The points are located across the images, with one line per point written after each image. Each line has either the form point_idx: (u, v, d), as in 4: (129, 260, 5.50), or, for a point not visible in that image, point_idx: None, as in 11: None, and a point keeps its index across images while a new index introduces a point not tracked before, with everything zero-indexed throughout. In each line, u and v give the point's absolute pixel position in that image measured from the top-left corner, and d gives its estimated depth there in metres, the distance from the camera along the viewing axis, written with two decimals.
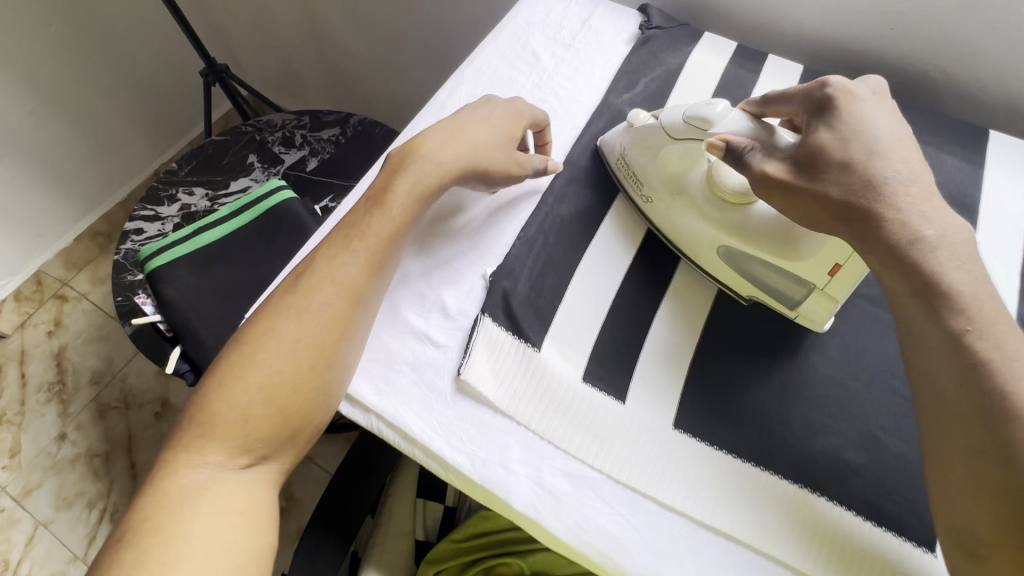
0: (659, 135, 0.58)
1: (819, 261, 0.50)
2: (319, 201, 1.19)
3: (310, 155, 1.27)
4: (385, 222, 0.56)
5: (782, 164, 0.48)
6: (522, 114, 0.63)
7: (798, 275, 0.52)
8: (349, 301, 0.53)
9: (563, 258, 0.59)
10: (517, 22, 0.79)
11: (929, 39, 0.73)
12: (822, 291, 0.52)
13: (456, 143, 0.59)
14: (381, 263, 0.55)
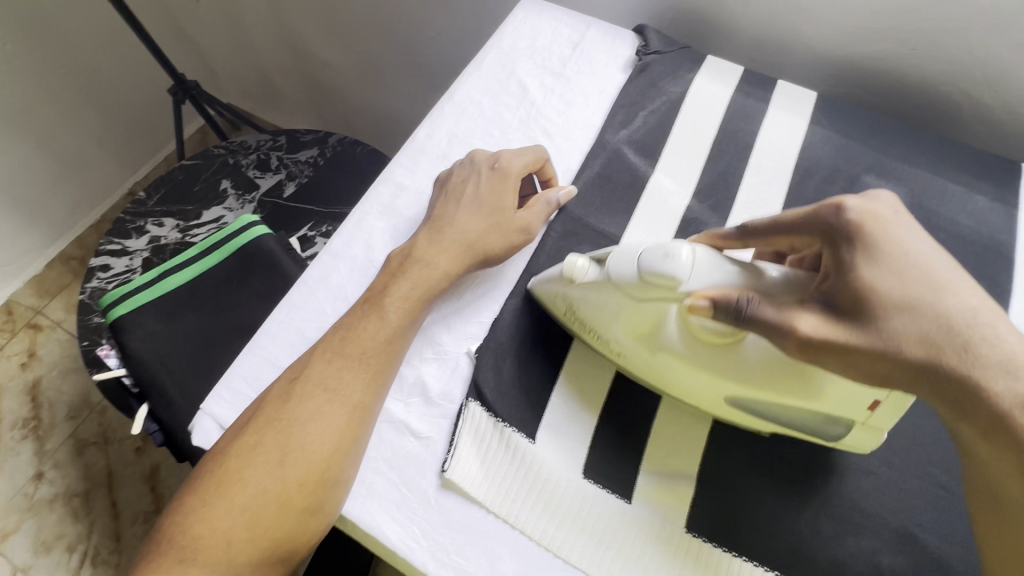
0: (616, 295, 0.47)
1: (854, 400, 0.42)
2: (298, 231, 1.12)
3: (288, 180, 1.19)
4: (382, 327, 0.51)
5: (820, 315, 0.40)
6: (508, 177, 0.58)
7: (830, 413, 0.44)
8: (345, 409, 0.47)
9: (554, 332, 0.54)
10: (502, 48, 0.72)
11: (953, 61, 0.67)
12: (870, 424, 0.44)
13: (449, 235, 0.56)
14: (382, 367, 0.50)
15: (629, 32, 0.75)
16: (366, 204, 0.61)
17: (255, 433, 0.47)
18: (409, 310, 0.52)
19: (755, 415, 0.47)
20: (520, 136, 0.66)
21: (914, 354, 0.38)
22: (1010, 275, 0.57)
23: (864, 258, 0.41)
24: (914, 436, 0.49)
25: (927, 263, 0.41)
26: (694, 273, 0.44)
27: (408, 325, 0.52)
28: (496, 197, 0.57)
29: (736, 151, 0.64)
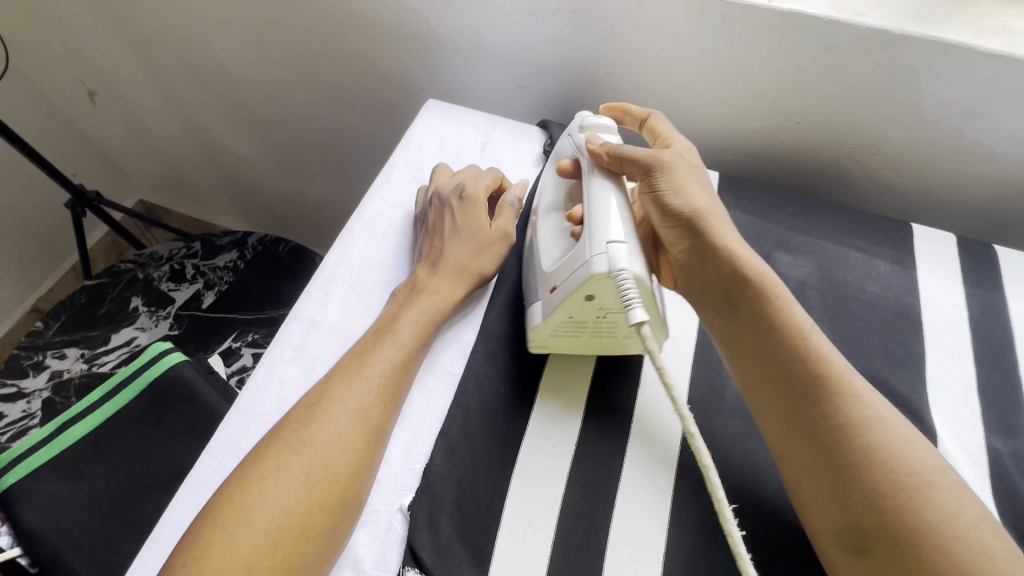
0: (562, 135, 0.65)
1: (552, 277, 0.53)
2: (220, 343, 1.04)
3: (206, 289, 1.12)
4: (395, 347, 0.51)
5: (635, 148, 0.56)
6: (479, 199, 0.61)
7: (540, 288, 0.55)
8: (365, 430, 0.47)
9: (493, 463, 0.51)
10: (409, 158, 0.72)
11: (833, 130, 0.72)
12: (541, 305, 0.54)
13: (447, 263, 0.58)
14: (396, 391, 0.50)
15: (535, 127, 0.76)
16: (278, 347, 0.57)
17: (276, 454, 0.44)
18: (421, 331, 0.53)
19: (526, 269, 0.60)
20: None
21: (731, 269, 0.51)
22: (922, 338, 0.59)
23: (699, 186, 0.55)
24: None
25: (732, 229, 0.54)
26: (600, 128, 0.60)
27: (421, 342, 0.53)
28: (474, 214, 0.60)
29: None
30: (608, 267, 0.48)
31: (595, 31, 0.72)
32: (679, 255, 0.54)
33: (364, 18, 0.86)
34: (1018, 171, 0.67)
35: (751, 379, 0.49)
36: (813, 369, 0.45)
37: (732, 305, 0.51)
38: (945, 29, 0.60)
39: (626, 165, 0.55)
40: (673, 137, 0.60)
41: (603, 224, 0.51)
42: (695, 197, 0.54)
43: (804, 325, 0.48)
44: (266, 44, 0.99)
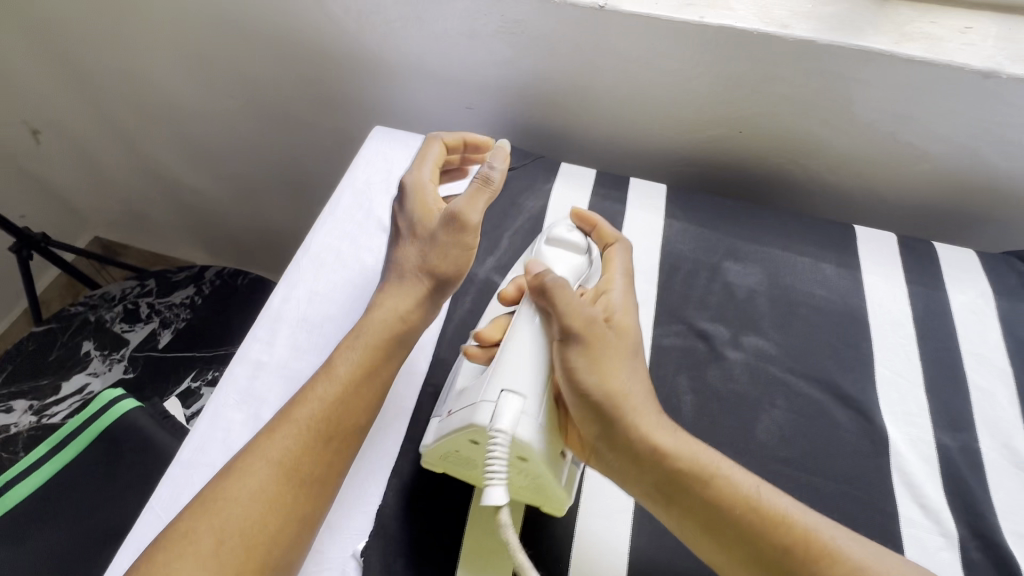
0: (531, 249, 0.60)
1: (454, 406, 0.48)
2: (178, 383, 1.00)
3: (161, 328, 1.08)
4: (328, 386, 0.49)
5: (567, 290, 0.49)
6: (415, 189, 0.57)
7: (445, 407, 0.50)
8: (290, 482, 0.45)
9: (451, 500, 0.50)
10: (356, 187, 0.71)
11: (774, 137, 0.73)
12: (437, 428, 0.48)
13: (395, 263, 0.55)
14: (330, 434, 0.48)
15: (484, 148, 0.76)
16: (223, 393, 0.55)
17: (192, 519, 0.43)
18: (357, 362, 0.50)
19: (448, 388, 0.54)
20: None
21: (661, 459, 0.44)
22: (869, 338, 0.60)
23: (631, 372, 0.48)
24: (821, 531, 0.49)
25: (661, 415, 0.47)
26: (564, 247, 0.56)
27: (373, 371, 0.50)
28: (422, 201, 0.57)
29: None
30: (487, 421, 0.43)
31: (536, 51, 0.72)
32: (592, 432, 0.46)
33: (309, 45, 0.85)
34: (950, 169, 0.70)
35: (714, 568, 0.43)
36: (775, 547, 0.41)
37: (665, 497, 0.44)
38: (868, 38, 0.62)
39: (554, 309, 0.48)
40: (616, 288, 0.54)
41: (506, 369, 0.46)
42: (622, 366, 0.47)
43: (754, 501, 0.42)
44: (210, 76, 0.97)
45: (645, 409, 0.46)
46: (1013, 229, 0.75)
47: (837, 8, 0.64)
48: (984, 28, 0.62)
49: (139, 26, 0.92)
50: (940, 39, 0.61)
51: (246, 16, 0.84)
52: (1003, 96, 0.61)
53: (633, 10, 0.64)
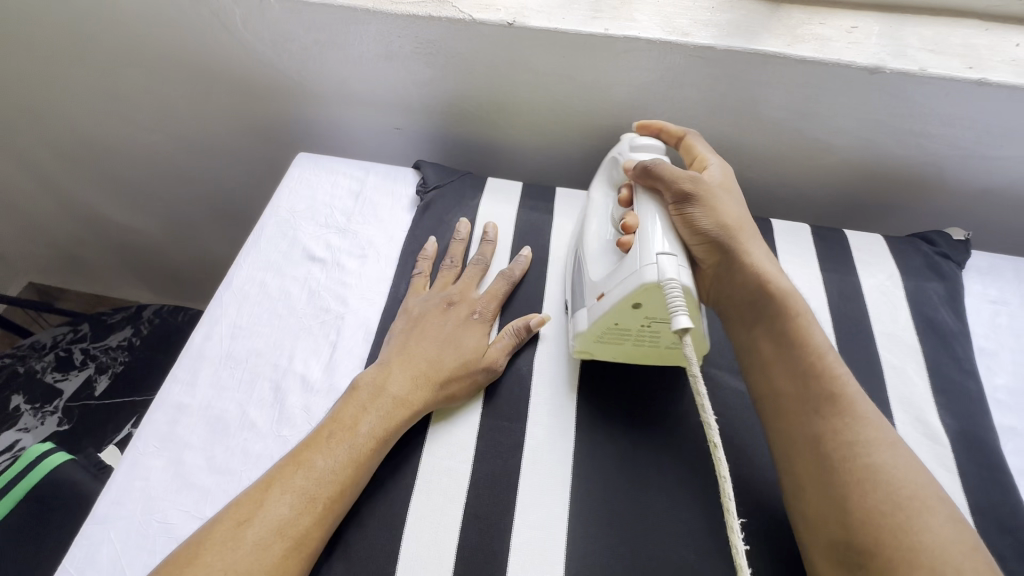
0: (609, 156, 0.64)
1: (598, 286, 0.53)
2: (119, 431, 0.94)
3: (98, 374, 1.01)
4: (349, 444, 0.48)
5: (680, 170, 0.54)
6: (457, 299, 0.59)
7: (590, 285, 0.55)
8: (294, 543, 0.43)
9: (382, 526, 0.48)
10: (279, 217, 0.69)
11: (693, 139, 0.76)
12: (593, 306, 0.53)
13: (427, 357, 0.54)
14: (341, 493, 0.46)
15: (410, 168, 0.76)
16: (141, 440, 0.53)
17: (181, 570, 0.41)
18: (381, 425, 0.50)
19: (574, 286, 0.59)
20: (311, 311, 0.61)
21: (780, 305, 0.51)
22: None
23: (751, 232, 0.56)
24: (757, 519, 0.49)
25: (768, 260, 0.54)
26: (647, 149, 0.60)
27: (381, 440, 0.49)
28: (490, 294, 0.60)
29: (533, 272, 0.65)
30: (658, 277, 0.47)
31: (454, 69, 0.73)
32: (715, 269, 0.54)
33: (229, 74, 0.83)
34: (853, 159, 0.74)
35: (766, 388, 0.50)
36: (825, 384, 0.47)
37: (783, 343, 0.50)
38: (762, 41, 0.64)
39: (663, 179, 0.54)
40: (708, 161, 0.61)
41: (655, 238, 0.50)
42: (728, 213, 0.55)
43: (821, 345, 0.49)
44: (129, 110, 0.94)
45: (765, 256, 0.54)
46: (916, 211, 0.79)
47: (732, 15, 0.67)
48: (866, 28, 0.66)
49: (44, 62, 0.87)
50: (828, 40, 0.65)
51: (162, 49, 0.82)
52: (890, 89, 0.64)
53: (541, 25, 0.66)
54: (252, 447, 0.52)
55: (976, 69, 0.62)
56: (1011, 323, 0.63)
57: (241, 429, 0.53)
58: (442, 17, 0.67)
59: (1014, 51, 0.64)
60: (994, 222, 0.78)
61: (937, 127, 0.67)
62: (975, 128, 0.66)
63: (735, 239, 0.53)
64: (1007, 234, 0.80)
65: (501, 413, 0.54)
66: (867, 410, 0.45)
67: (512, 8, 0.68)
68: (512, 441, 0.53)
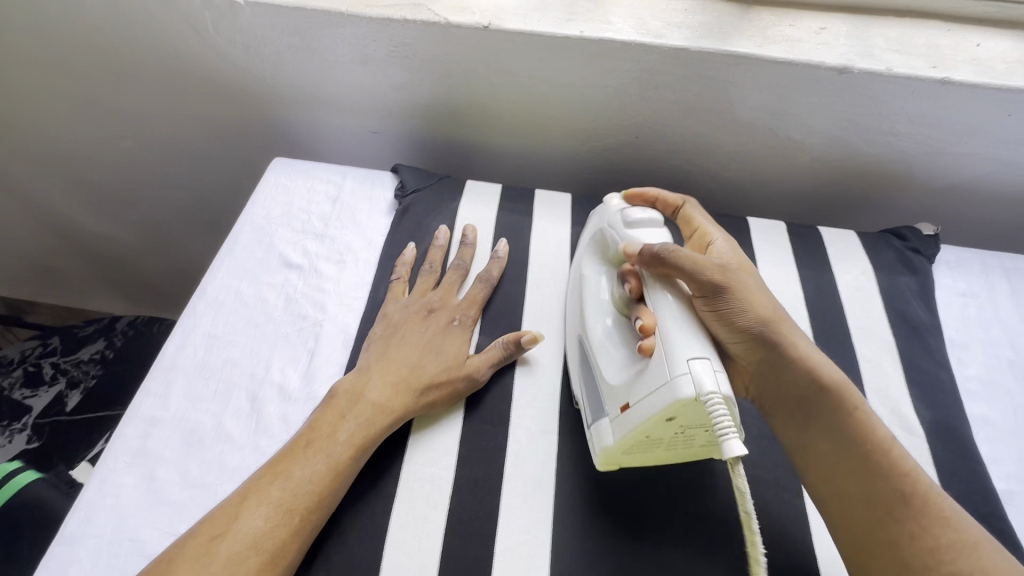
0: (598, 229, 0.60)
1: (621, 392, 0.48)
2: (92, 447, 0.90)
3: (69, 389, 0.97)
4: (324, 455, 0.47)
5: (690, 255, 0.49)
6: (434, 309, 0.59)
7: (609, 392, 0.49)
8: (266, 558, 0.42)
9: (362, 535, 0.47)
10: (254, 223, 0.68)
11: (669, 139, 0.77)
12: (618, 415, 0.47)
13: (405, 368, 0.53)
14: (316, 504, 0.45)
15: (388, 172, 0.75)
16: (111, 456, 0.51)
17: None
18: (358, 433, 0.49)
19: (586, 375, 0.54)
20: (288, 319, 0.60)
21: (832, 400, 0.47)
22: None
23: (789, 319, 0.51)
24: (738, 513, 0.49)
25: (812, 351, 0.50)
26: (643, 224, 0.54)
27: (359, 446, 0.48)
28: (470, 299, 0.60)
29: (514, 274, 0.65)
30: (696, 392, 0.42)
31: (431, 73, 0.73)
32: (755, 365, 0.50)
33: (201, 78, 0.82)
34: (826, 157, 0.75)
35: (831, 494, 0.46)
36: (895, 487, 0.43)
37: (839, 444, 0.46)
38: (734, 42, 0.65)
39: (678, 268, 0.49)
40: (713, 232, 0.57)
41: (684, 339, 0.45)
42: (762, 302, 0.50)
43: (885, 440, 0.45)
44: (97, 116, 0.91)
45: (805, 344, 0.50)
46: (888, 208, 0.81)
47: (705, 16, 0.68)
48: (835, 29, 0.67)
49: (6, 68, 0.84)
50: (798, 40, 0.66)
51: (131, 53, 0.80)
52: (860, 88, 0.66)
53: (516, 28, 0.66)
54: (228, 459, 0.51)
55: (940, 68, 0.64)
56: (979, 314, 0.65)
57: (217, 441, 0.52)
58: (417, 19, 0.67)
59: (975, 51, 0.66)
60: (961, 217, 0.81)
61: (905, 125, 0.69)
62: (941, 126, 0.68)
63: (777, 332, 0.49)
64: (974, 228, 0.82)
65: (484, 417, 0.54)
66: (945, 510, 0.42)
67: (487, 11, 0.68)
68: (494, 445, 0.52)
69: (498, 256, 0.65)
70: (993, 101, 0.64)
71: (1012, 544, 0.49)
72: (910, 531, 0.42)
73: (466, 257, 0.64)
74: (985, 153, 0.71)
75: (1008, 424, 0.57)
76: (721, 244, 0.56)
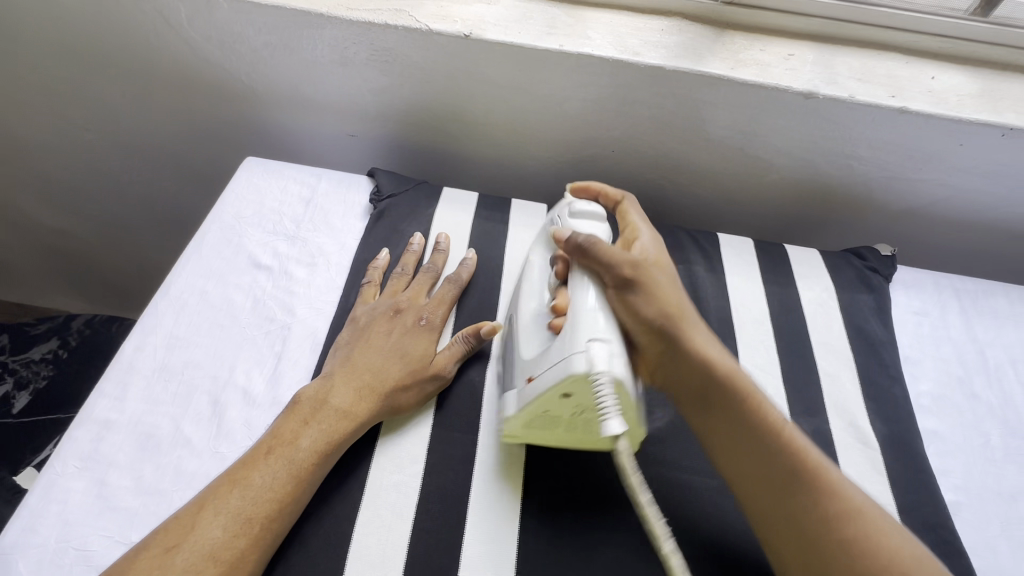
0: (546, 223, 0.60)
1: (527, 368, 0.49)
2: (39, 452, 0.84)
3: (16, 390, 0.90)
4: (285, 462, 0.46)
5: (606, 244, 0.51)
6: (405, 313, 0.58)
7: (520, 368, 0.51)
8: (222, 567, 0.41)
9: (323, 546, 0.46)
10: (223, 222, 0.66)
11: (644, 155, 0.78)
12: (522, 392, 0.49)
13: (371, 371, 0.52)
14: (277, 512, 0.44)
15: (364, 176, 0.75)
16: (59, 461, 0.49)
17: None
18: (322, 438, 0.48)
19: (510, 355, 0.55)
20: (254, 321, 0.59)
21: (733, 381, 0.47)
22: (734, 339, 0.64)
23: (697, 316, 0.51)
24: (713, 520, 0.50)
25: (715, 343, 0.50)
26: (585, 215, 0.56)
27: (323, 453, 0.47)
28: (439, 300, 0.60)
29: (488, 282, 0.65)
30: (586, 368, 0.43)
31: (411, 78, 0.73)
32: (656, 356, 0.49)
33: (174, 73, 0.80)
34: (793, 178, 0.78)
35: (737, 476, 0.47)
36: (792, 467, 0.44)
37: (740, 425, 0.47)
38: (708, 63, 0.68)
39: (597, 258, 0.50)
40: (640, 228, 0.57)
41: (589, 318, 0.46)
42: (672, 297, 0.50)
43: (777, 422, 0.46)
44: (61, 107, 0.87)
45: (709, 337, 0.50)
46: (850, 228, 0.85)
47: (680, 37, 0.70)
48: (802, 55, 0.70)
49: None
50: (767, 65, 0.69)
51: (101, 44, 0.77)
52: (824, 113, 0.68)
53: (495, 38, 0.67)
54: (185, 465, 0.49)
55: (898, 97, 0.67)
56: (932, 332, 0.68)
57: (174, 447, 0.50)
58: (398, 25, 0.67)
59: (930, 83, 0.69)
60: (917, 239, 0.85)
61: (865, 149, 0.72)
62: (898, 152, 0.72)
63: (683, 319, 0.49)
64: (929, 250, 0.86)
65: (452, 424, 0.53)
66: (842, 488, 0.43)
67: (469, 20, 0.68)
68: (462, 453, 0.52)
69: (470, 262, 0.64)
70: (946, 130, 0.68)
71: (957, 553, 0.51)
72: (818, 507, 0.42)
73: (438, 262, 0.64)
74: (938, 179, 0.74)
75: (956, 437, 0.60)
76: (653, 245, 0.56)
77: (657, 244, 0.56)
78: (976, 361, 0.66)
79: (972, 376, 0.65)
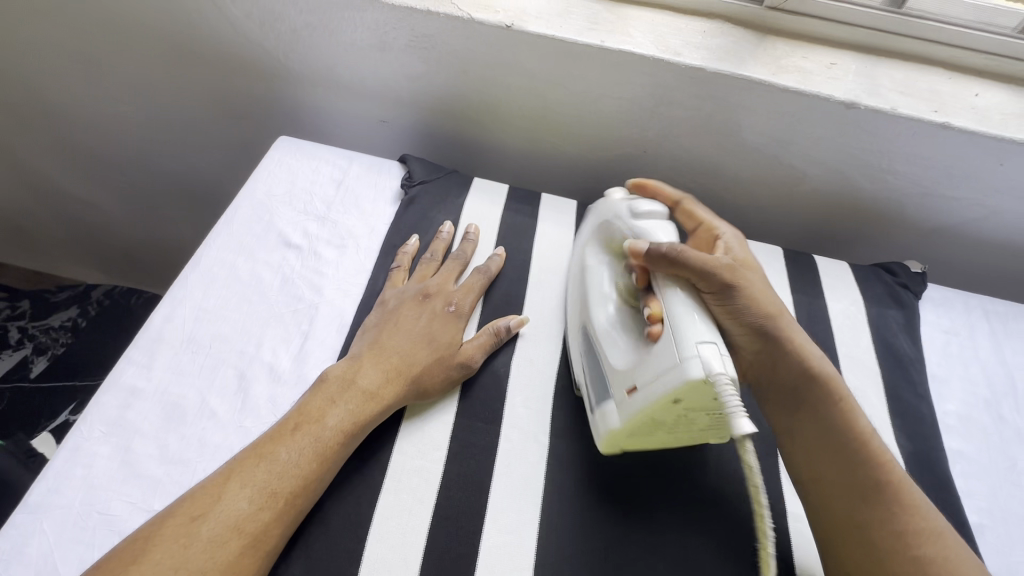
0: (604, 222, 0.60)
1: (622, 374, 0.48)
2: (55, 418, 0.83)
3: (35, 354, 0.91)
4: (311, 440, 0.46)
5: (695, 252, 0.49)
6: (433, 298, 0.58)
7: (612, 366, 0.50)
8: (243, 540, 0.40)
9: (344, 525, 0.46)
10: (254, 199, 0.67)
11: (676, 156, 0.78)
12: (623, 407, 0.48)
13: (398, 355, 0.52)
14: (300, 489, 0.44)
15: (395, 162, 0.75)
16: (86, 424, 0.49)
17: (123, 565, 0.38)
18: (347, 417, 0.48)
19: (586, 352, 0.55)
20: (283, 299, 0.59)
21: (824, 378, 0.50)
22: None
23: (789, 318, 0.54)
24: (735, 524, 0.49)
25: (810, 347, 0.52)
26: (652, 216, 0.56)
27: (349, 433, 0.47)
28: (467, 287, 0.59)
29: (515, 274, 0.64)
30: (705, 372, 0.42)
31: (448, 67, 0.73)
32: (753, 356, 0.52)
33: (211, 48, 0.80)
34: (826, 188, 0.77)
35: (809, 474, 0.49)
36: (875, 474, 0.46)
37: (824, 429, 0.49)
38: (749, 68, 0.67)
39: (687, 266, 0.49)
40: (718, 225, 0.58)
41: (692, 324, 0.45)
42: (767, 296, 0.52)
43: (866, 431, 0.48)
44: (97, 77, 0.88)
45: (803, 337, 0.52)
46: (878, 243, 0.84)
47: (722, 40, 0.70)
48: (845, 65, 0.70)
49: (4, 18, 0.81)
50: (810, 72, 0.68)
51: (141, 15, 0.78)
52: (864, 124, 0.68)
53: (536, 30, 0.66)
54: (209, 437, 0.49)
55: (941, 112, 0.66)
56: (961, 353, 0.67)
57: (199, 418, 0.50)
58: (440, 12, 0.67)
59: (974, 100, 0.68)
60: (946, 258, 0.84)
61: (902, 163, 0.71)
62: (936, 169, 0.71)
63: (777, 319, 0.52)
64: (957, 269, 0.85)
65: (476, 413, 0.53)
66: (917, 500, 0.45)
67: (510, 11, 0.68)
68: (485, 443, 0.51)
69: (500, 253, 0.64)
70: (988, 148, 0.67)
71: None
72: (890, 510, 0.44)
73: (466, 250, 0.64)
74: (976, 198, 0.73)
75: (982, 459, 0.59)
76: (731, 250, 0.55)
77: (738, 243, 0.56)
78: (1005, 384, 0.65)
79: (1000, 399, 0.64)
